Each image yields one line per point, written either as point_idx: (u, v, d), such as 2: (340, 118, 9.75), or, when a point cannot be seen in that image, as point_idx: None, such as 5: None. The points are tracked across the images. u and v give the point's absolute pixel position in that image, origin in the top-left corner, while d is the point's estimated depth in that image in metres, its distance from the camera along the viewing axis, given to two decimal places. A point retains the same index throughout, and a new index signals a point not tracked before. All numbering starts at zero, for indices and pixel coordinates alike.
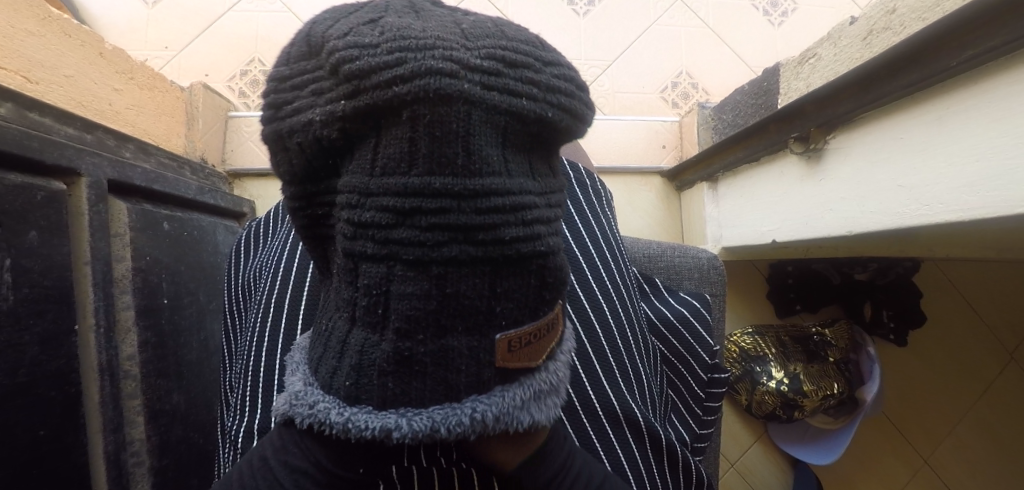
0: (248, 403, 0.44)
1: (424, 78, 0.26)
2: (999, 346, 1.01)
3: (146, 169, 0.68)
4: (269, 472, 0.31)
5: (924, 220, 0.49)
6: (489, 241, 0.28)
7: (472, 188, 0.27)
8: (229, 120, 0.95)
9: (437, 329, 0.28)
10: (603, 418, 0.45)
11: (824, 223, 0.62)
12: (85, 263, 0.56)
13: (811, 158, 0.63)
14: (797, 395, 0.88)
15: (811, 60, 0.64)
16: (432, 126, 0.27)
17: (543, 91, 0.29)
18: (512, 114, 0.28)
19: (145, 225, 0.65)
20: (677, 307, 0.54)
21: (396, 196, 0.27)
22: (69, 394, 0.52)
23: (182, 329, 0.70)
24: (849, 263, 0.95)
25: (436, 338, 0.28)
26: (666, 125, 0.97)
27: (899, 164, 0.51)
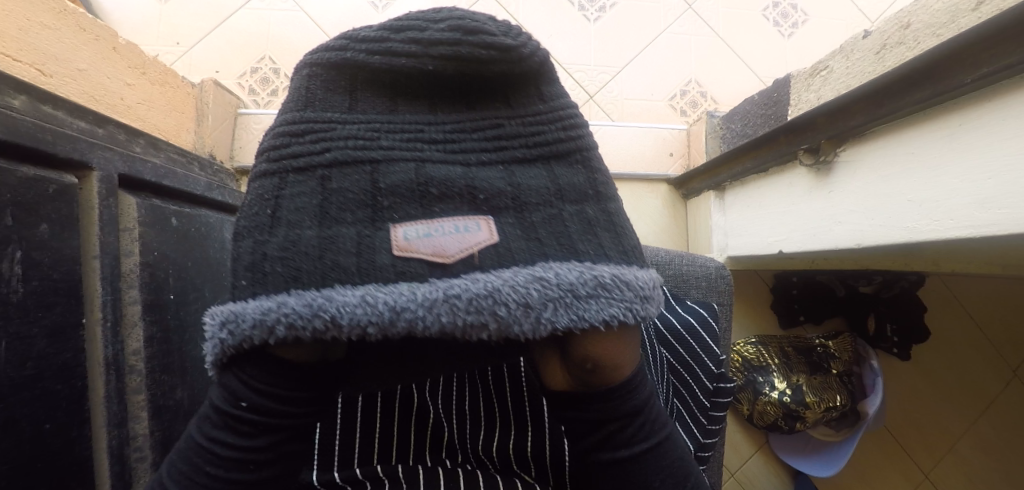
0: None
1: (323, 53, 0.43)
2: (1003, 363, 1.01)
3: (156, 164, 0.68)
4: (194, 442, 0.40)
5: (934, 235, 0.49)
6: (365, 149, 0.41)
7: (359, 118, 0.42)
8: (239, 117, 0.95)
9: (329, 223, 0.40)
10: None
11: (832, 236, 0.62)
12: (94, 257, 0.56)
13: (820, 171, 0.63)
14: (800, 406, 0.88)
15: (822, 72, 0.64)
16: (324, 82, 0.43)
17: (426, 45, 0.42)
18: (393, 60, 0.42)
19: (154, 220, 0.65)
20: (684, 316, 0.55)
21: (296, 126, 0.41)
22: (76, 388, 0.52)
23: (188, 325, 0.70)
24: (854, 275, 0.95)
25: (320, 228, 0.40)
26: (674, 133, 0.98)
27: (910, 179, 0.51)
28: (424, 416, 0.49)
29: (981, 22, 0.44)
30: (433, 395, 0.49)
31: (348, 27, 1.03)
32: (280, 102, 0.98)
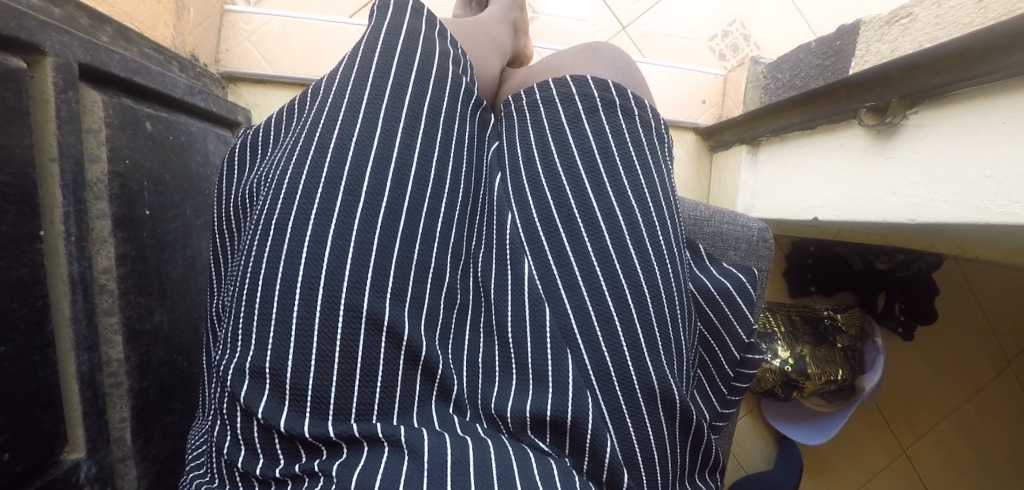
0: (239, 336, 0.38)
1: None
2: (1001, 351, 1.00)
3: (125, 57, 0.59)
4: None
5: (1008, 216, 0.44)
6: None
7: None
8: (226, 15, 0.84)
9: None
10: (638, 393, 0.41)
11: (881, 206, 0.57)
12: (52, 161, 0.48)
13: (881, 132, 0.57)
14: (801, 376, 0.86)
15: (903, 20, 0.54)
16: None
17: None
18: None
19: (124, 122, 0.57)
20: (721, 279, 0.48)
21: None
22: (36, 308, 0.47)
23: (166, 244, 0.64)
24: (874, 250, 0.91)
25: None
26: (708, 77, 0.90)
27: (993, 151, 0.45)
28: (432, 372, 0.39)
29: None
30: (443, 346, 0.41)
31: None
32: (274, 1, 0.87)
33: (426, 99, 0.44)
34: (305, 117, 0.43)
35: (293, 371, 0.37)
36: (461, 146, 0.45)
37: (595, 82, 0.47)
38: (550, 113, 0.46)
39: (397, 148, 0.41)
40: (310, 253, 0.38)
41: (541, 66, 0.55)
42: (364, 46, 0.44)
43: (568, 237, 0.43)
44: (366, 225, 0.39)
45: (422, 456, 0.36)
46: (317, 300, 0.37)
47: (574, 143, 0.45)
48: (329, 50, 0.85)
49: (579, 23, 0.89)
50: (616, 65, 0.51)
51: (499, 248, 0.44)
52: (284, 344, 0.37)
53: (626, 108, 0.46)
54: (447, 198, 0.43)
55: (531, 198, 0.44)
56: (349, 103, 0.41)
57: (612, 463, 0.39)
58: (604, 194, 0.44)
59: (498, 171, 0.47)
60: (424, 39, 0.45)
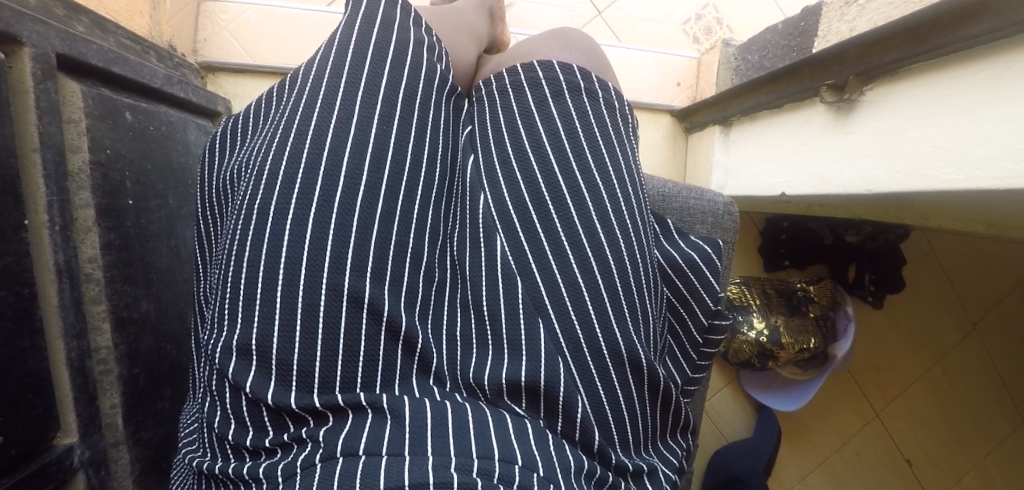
0: (227, 314, 0.40)
1: None
2: (965, 316, 1.04)
3: (102, 47, 0.59)
4: None
5: (953, 184, 0.46)
6: None
7: None
8: (203, 5, 0.84)
9: None
10: (608, 359, 0.43)
11: (842, 178, 0.59)
12: (34, 150, 0.49)
13: (841, 108, 0.59)
14: (776, 346, 0.89)
15: (859, 1, 0.57)
16: None
17: None
18: None
19: (104, 112, 0.58)
20: (687, 251, 0.51)
21: None
22: (23, 295, 0.48)
23: (150, 233, 0.65)
24: (844, 224, 0.94)
25: None
26: (683, 61, 0.92)
27: (940, 121, 0.47)
28: (412, 346, 0.41)
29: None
30: (423, 321, 0.43)
31: None
32: None
33: (402, 85, 0.45)
34: (282, 104, 0.44)
35: (279, 347, 0.39)
36: (436, 130, 0.47)
37: (561, 66, 0.49)
38: (518, 97, 0.48)
39: (374, 134, 0.43)
40: (292, 236, 0.39)
41: (513, 52, 0.57)
42: (340, 32, 0.45)
43: (538, 215, 0.45)
44: (346, 207, 0.41)
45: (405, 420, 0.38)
46: (300, 281, 0.39)
47: (542, 125, 0.47)
48: (307, 40, 0.85)
49: (555, 9, 0.91)
50: (583, 49, 0.53)
51: (473, 227, 0.46)
52: (269, 322, 0.38)
53: (591, 91, 0.49)
54: (424, 180, 0.45)
55: (503, 179, 0.46)
56: (326, 90, 0.43)
57: (584, 422, 0.42)
58: (571, 173, 0.46)
59: (471, 153, 0.49)
60: (398, 25, 0.47)
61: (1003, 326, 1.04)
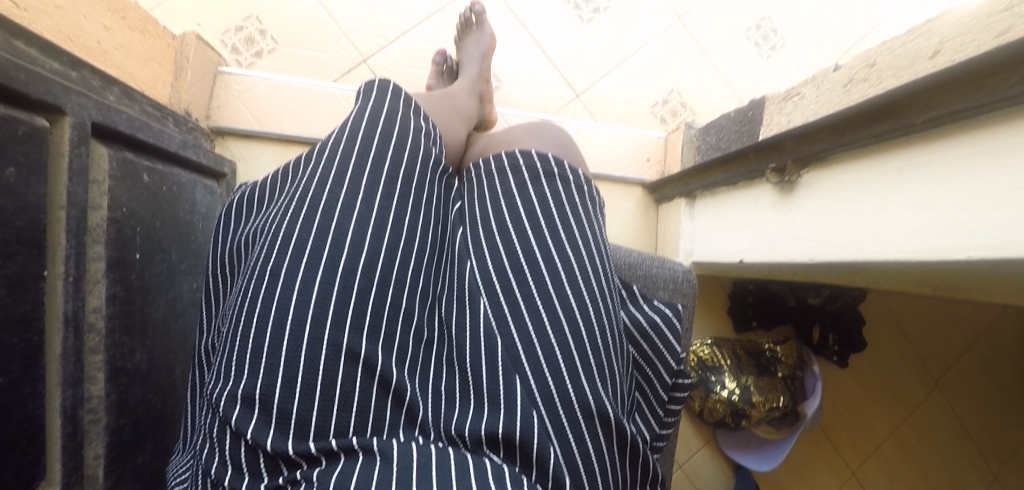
0: (234, 366, 0.43)
1: None
2: (926, 373, 1.09)
3: (131, 116, 0.66)
4: None
5: (876, 256, 0.53)
6: None
7: None
8: (219, 75, 0.91)
9: None
10: (578, 412, 0.47)
11: (788, 249, 0.66)
12: (60, 207, 0.53)
13: (784, 188, 0.67)
14: (747, 405, 0.92)
15: (794, 98, 0.67)
16: None
17: None
18: None
19: (124, 175, 0.63)
20: (651, 314, 0.56)
21: None
22: (32, 343, 0.51)
23: (151, 286, 0.69)
24: (805, 287, 0.99)
25: None
26: (652, 140, 1.03)
27: (863, 203, 0.55)
28: (401, 398, 0.45)
29: (951, 63, 0.46)
30: (411, 375, 0.47)
31: None
32: (263, 65, 0.94)
33: (402, 166, 0.52)
34: (297, 180, 0.51)
35: (281, 397, 0.42)
36: (428, 204, 0.53)
37: (538, 155, 0.57)
38: (502, 180, 0.56)
39: (376, 209, 0.49)
40: (300, 295, 0.44)
41: (499, 137, 0.66)
42: (351, 120, 0.52)
43: (516, 283, 0.51)
44: (349, 271, 0.46)
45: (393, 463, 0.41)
46: (304, 336, 0.43)
47: (521, 204, 0.54)
48: (312, 112, 0.93)
49: (538, 91, 1.01)
50: (557, 141, 0.62)
51: (460, 291, 0.51)
52: (273, 373, 0.42)
53: (563, 176, 0.56)
54: (417, 248, 0.51)
55: (486, 249, 0.52)
56: (337, 170, 0.49)
57: (556, 472, 0.45)
58: (546, 247, 0.52)
59: (459, 227, 0.55)
60: (401, 116, 0.54)
61: (956, 376, 1.10)
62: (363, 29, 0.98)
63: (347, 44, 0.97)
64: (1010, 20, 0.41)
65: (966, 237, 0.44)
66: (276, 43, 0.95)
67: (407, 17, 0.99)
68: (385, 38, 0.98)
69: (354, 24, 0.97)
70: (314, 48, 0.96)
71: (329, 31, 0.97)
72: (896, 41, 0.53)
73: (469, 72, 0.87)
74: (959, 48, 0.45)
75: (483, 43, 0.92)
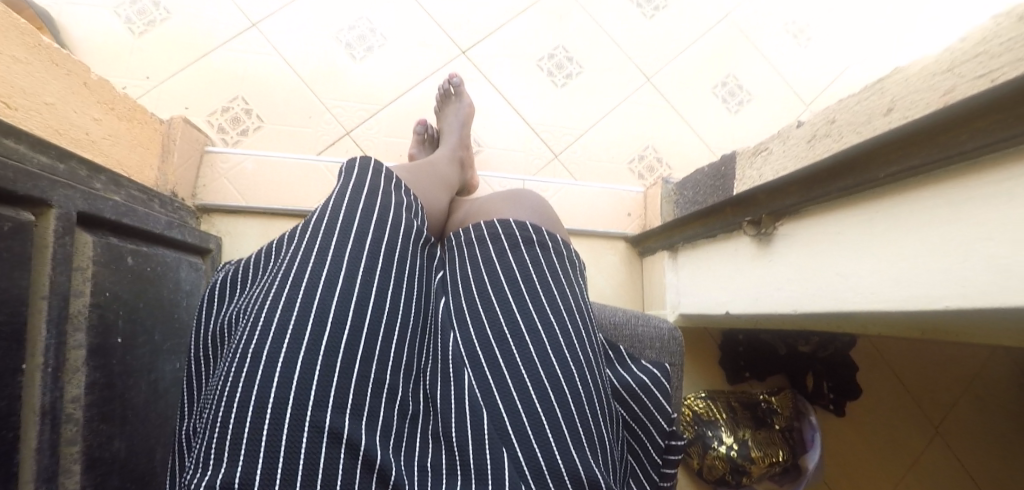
0: (213, 454, 0.42)
1: None
2: (925, 419, 1.05)
3: (116, 203, 0.67)
4: None
5: (857, 307, 0.54)
6: None
7: None
8: (205, 154, 0.93)
9: None
10: (571, 486, 0.45)
11: (772, 301, 0.67)
12: (43, 297, 0.53)
13: (762, 240, 0.69)
14: (747, 461, 0.89)
15: (763, 153, 0.72)
16: None
17: None
18: None
19: (108, 260, 0.63)
20: (639, 374, 0.56)
21: None
22: (8, 439, 0.49)
23: (133, 369, 0.67)
24: (793, 335, 0.99)
25: None
26: (631, 195, 1.06)
27: (839, 255, 0.56)
28: (385, 478, 0.43)
29: (907, 120, 0.50)
30: (395, 453, 0.45)
31: (325, 72, 1.02)
32: (249, 142, 0.97)
33: (383, 240, 0.53)
34: (280, 259, 0.51)
35: (262, 484, 0.41)
36: (411, 276, 0.54)
37: (517, 224, 0.58)
38: (483, 249, 0.57)
39: (359, 285, 0.49)
40: (283, 377, 0.44)
41: (480, 204, 0.68)
42: (333, 198, 0.54)
43: (500, 351, 0.51)
44: (332, 349, 0.46)
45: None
46: (286, 420, 0.43)
47: (502, 272, 0.55)
48: (298, 184, 0.95)
49: (517, 153, 1.05)
50: (534, 207, 0.63)
51: (445, 363, 0.51)
52: (254, 460, 0.41)
53: (542, 242, 0.58)
54: (400, 321, 0.51)
55: (470, 319, 0.53)
56: (319, 248, 0.50)
57: None
58: (529, 314, 0.53)
59: (442, 296, 0.56)
60: (382, 191, 0.56)
61: (958, 423, 1.06)
62: (346, 103, 1.02)
63: (331, 119, 1.01)
64: (953, 80, 0.46)
65: (939, 286, 0.45)
66: (262, 122, 0.98)
67: (388, 90, 1.04)
68: (367, 111, 1.02)
69: (337, 100, 1.02)
70: (299, 123, 0.99)
71: (314, 107, 1.01)
72: (852, 99, 0.58)
73: (449, 140, 0.90)
74: (911, 105, 0.50)
75: (462, 112, 0.96)
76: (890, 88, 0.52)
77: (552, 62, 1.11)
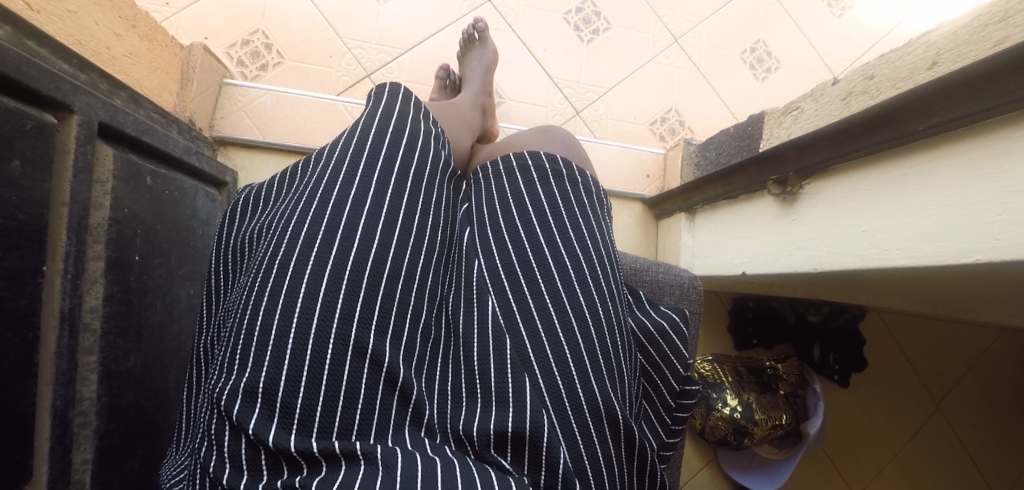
0: (237, 359, 0.42)
1: None
2: (927, 396, 1.06)
3: (137, 119, 0.66)
4: None
5: (881, 264, 0.53)
6: None
7: None
8: (223, 86, 0.92)
9: None
10: (587, 416, 0.47)
11: (791, 260, 0.66)
12: (64, 204, 0.53)
13: (785, 200, 0.68)
14: (749, 423, 0.89)
15: (794, 112, 0.70)
16: None
17: None
18: None
19: (127, 176, 0.63)
20: (658, 319, 0.56)
21: None
22: (27, 339, 0.50)
23: (149, 289, 0.68)
24: (804, 303, 0.99)
25: None
26: (651, 156, 1.04)
27: (866, 212, 0.56)
28: (406, 397, 0.45)
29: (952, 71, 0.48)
30: (416, 374, 0.46)
31: (346, 11, 1.00)
32: (268, 78, 0.95)
33: (413, 165, 0.52)
34: (307, 176, 0.51)
35: (285, 390, 0.42)
36: (437, 205, 0.54)
37: (547, 157, 0.57)
38: (511, 180, 0.56)
39: (387, 205, 0.49)
40: (308, 288, 0.44)
41: (504, 143, 0.67)
42: (363, 119, 0.53)
43: (526, 281, 0.51)
44: (358, 265, 0.46)
45: (394, 477, 0.40)
46: (311, 329, 0.43)
47: (531, 203, 0.54)
48: (316, 123, 0.94)
49: (539, 107, 1.03)
50: (564, 144, 0.63)
51: (468, 289, 0.51)
52: (278, 365, 0.42)
53: (571, 177, 0.57)
54: (425, 246, 0.51)
55: (496, 248, 0.52)
56: (349, 167, 0.49)
57: (566, 475, 0.44)
58: (556, 248, 0.52)
59: (467, 227, 0.55)
60: (409, 116, 0.55)
61: (962, 403, 1.07)
62: (368, 45, 1.00)
63: (352, 60, 0.99)
64: (1006, 28, 0.44)
65: (973, 241, 0.45)
66: (282, 58, 0.96)
67: (411, 35, 1.02)
68: (389, 55, 1.00)
69: (359, 41, 1.00)
70: (318, 61, 0.98)
71: (334, 46, 0.98)
72: (893, 54, 0.56)
73: (472, 85, 0.89)
74: (958, 57, 0.48)
75: (486, 58, 0.94)
76: (936, 41, 0.51)
77: (579, 16, 1.08)
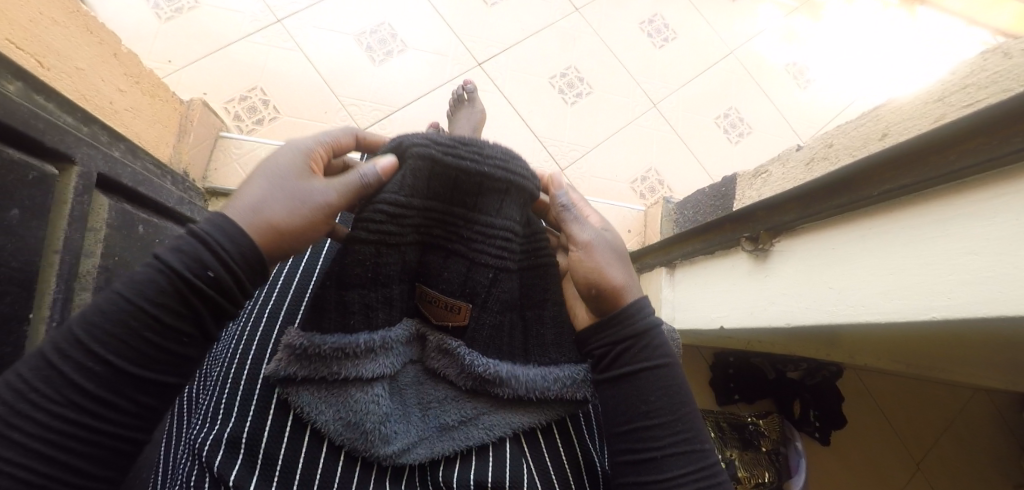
0: (221, 411, 0.45)
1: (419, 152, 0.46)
2: (907, 454, 1.06)
3: (134, 170, 0.68)
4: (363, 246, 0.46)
5: (850, 320, 0.55)
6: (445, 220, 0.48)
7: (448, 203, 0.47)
8: (219, 139, 0.94)
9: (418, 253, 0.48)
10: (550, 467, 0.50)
11: (766, 315, 0.68)
12: (56, 252, 0.54)
13: (758, 256, 0.71)
14: (733, 480, 0.89)
15: (763, 175, 0.76)
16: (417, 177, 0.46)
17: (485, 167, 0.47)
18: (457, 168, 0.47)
19: (120, 224, 0.64)
20: None
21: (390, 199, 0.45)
22: None
23: None
24: (783, 360, 1.02)
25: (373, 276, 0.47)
26: (632, 213, 1.08)
27: (831, 269, 0.59)
28: None
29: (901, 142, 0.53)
30: None
31: (341, 71, 1.06)
32: (264, 131, 0.99)
33: None
34: None
35: (269, 441, 0.44)
36: None
37: None
38: None
39: None
40: None
41: None
42: None
43: None
44: None
45: None
46: None
47: None
48: None
49: None
50: None
51: None
52: (262, 418, 0.45)
53: None
54: None
55: None
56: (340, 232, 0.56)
57: None
58: None
59: None
60: None
61: (941, 462, 1.07)
62: (362, 103, 1.04)
63: (346, 116, 1.03)
64: (943, 107, 0.49)
65: (928, 299, 0.48)
66: (278, 113, 1.00)
67: (403, 94, 1.07)
68: (382, 112, 1.05)
69: (354, 99, 1.04)
70: (314, 117, 1.02)
71: (329, 103, 1.03)
72: (849, 125, 0.61)
73: None
74: (904, 130, 0.53)
75: (474, 117, 0.97)
76: (887, 115, 0.55)
77: (563, 81, 1.16)
